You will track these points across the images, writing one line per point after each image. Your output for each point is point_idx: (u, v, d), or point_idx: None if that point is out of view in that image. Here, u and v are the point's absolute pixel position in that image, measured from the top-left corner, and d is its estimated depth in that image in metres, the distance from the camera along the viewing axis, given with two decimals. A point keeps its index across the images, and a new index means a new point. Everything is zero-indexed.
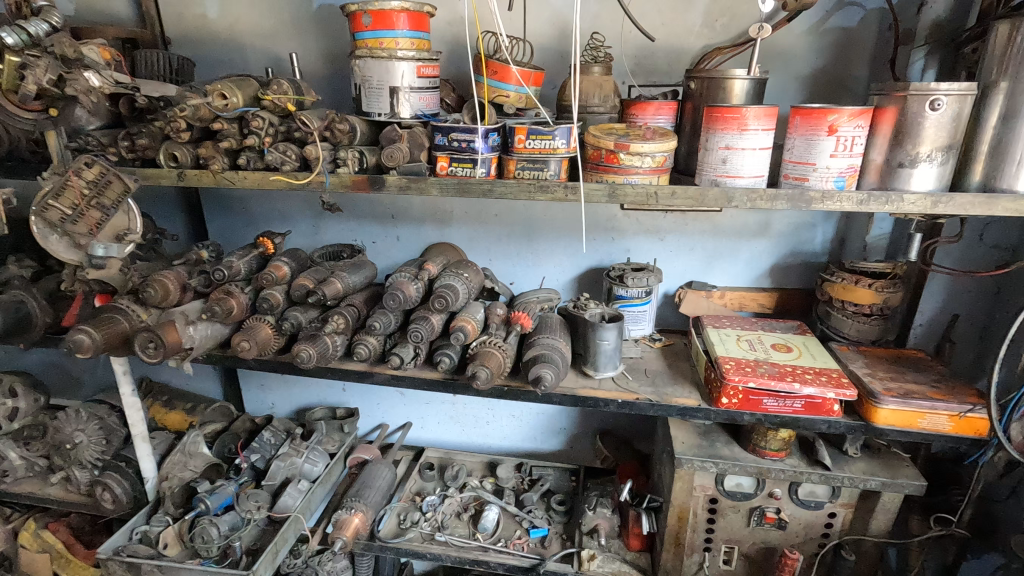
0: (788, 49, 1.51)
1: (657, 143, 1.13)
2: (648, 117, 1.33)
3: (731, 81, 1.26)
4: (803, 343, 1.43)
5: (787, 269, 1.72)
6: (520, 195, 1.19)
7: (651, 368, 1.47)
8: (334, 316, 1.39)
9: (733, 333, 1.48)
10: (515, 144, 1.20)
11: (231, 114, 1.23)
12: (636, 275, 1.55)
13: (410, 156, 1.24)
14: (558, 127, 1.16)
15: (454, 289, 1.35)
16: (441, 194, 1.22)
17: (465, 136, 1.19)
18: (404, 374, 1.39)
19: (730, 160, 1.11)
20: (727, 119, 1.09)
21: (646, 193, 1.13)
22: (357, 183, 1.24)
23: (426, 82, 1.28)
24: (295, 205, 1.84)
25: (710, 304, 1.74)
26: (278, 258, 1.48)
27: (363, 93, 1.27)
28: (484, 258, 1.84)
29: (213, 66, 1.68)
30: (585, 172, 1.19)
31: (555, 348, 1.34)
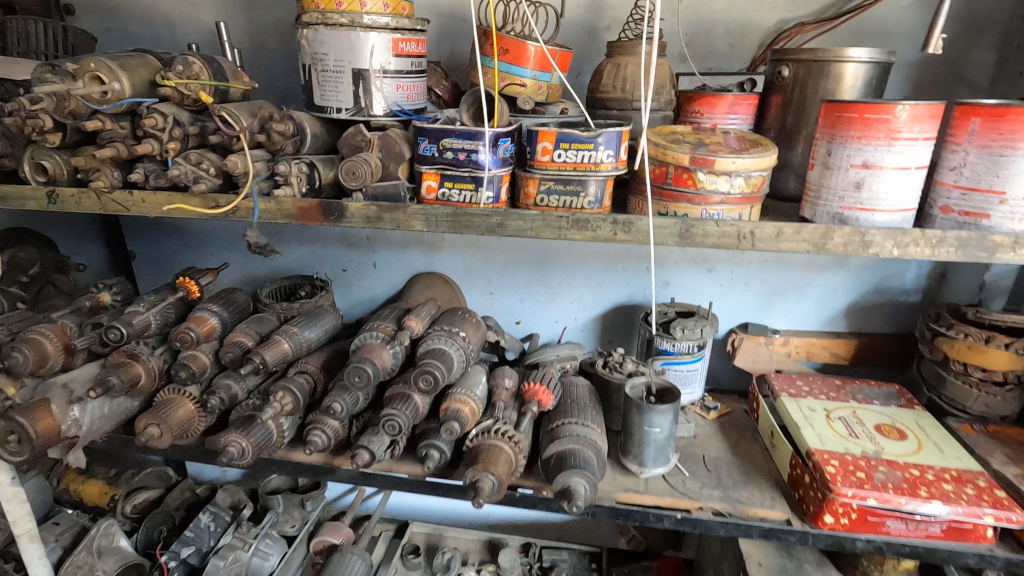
0: (890, 25, 1.12)
1: (753, 158, 0.75)
2: (718, 116, 0.96)
3: (842, 64, 0.88)
4: (916, 423, 1.07)
5: (869, 309, 1.34)
6: (544, 233, 0.80)
7: (711, 455, 1.09)
8: (278, 393, 0.99)
9: (819, 407, 1.11)
10: (537, 155, 0.81)
11: (114, 107, 0.82)
12: (686, 325, 1.18)
13: (383, 171, 0.86)
14: (602, 132, 0.78)
15: (446, 357, 0.95)
16: (428, 229, 0.83)
17: (464, 143, 0.80)
18: (376, 471, 1.00)
19: (867, 185, 0.73)
20: (867, 122, 0.71)
21: (739, 232, 0.75)
22: (304, 211, 0.85)
23: (406, 63, 0.89)
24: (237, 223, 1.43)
25: (772, 354, 1.34)
26: (204, 304, 1.08)
27: (314, 78, 0.87)
28: (483, 290, 1.45)
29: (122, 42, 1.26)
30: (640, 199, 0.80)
31: (588, 440, 0.96)
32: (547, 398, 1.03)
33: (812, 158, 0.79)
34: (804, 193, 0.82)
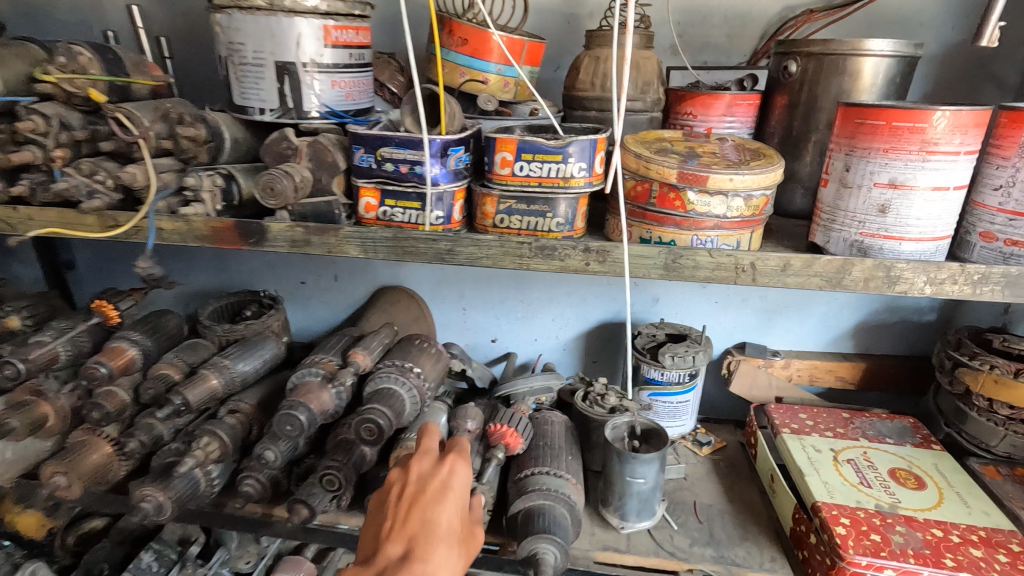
0: (909, 14, 0.98)
1: (754, 174, 0.62)
2: (713, 119, 0.83)
3: (860, 59, 0.75)
4: (935, 467, 0.94)
5: (878, 329, 1.22)
6: (504, 262, 0.67)
7: (703, 501, 0.97)
8: (203, 438, 0.86)
9: (825, 447, 0.98)
10: (495, 168, 0.68)
11: None
12: (676, 351, 1.04)
13: (314, 185, 0.72)
14: (572, 141, 0.64)
15: (393, 403, 0.81)
16: (365, 255, 0.70)
17: (406, 153, 0.66)
18: (320, 528, 0.87)
19: (895, 208, 0.60)
20: (895, 132, 0.58)
21: (736, 265, 0.62)
22: (219, 232, 0.71)
23: (344, 55, 0.74)
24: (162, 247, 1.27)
25: (770, 379, 1.21)
26: (125, 333, 0.95)
27: (233, 73, 0.73)
28: (455, 305, 1.32)
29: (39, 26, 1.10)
30: (619, 221, 0.67)
31: (561, 495, 0.83)
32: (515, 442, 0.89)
33: (826, 173, 0.66)
34: (814, 214, 0.68)
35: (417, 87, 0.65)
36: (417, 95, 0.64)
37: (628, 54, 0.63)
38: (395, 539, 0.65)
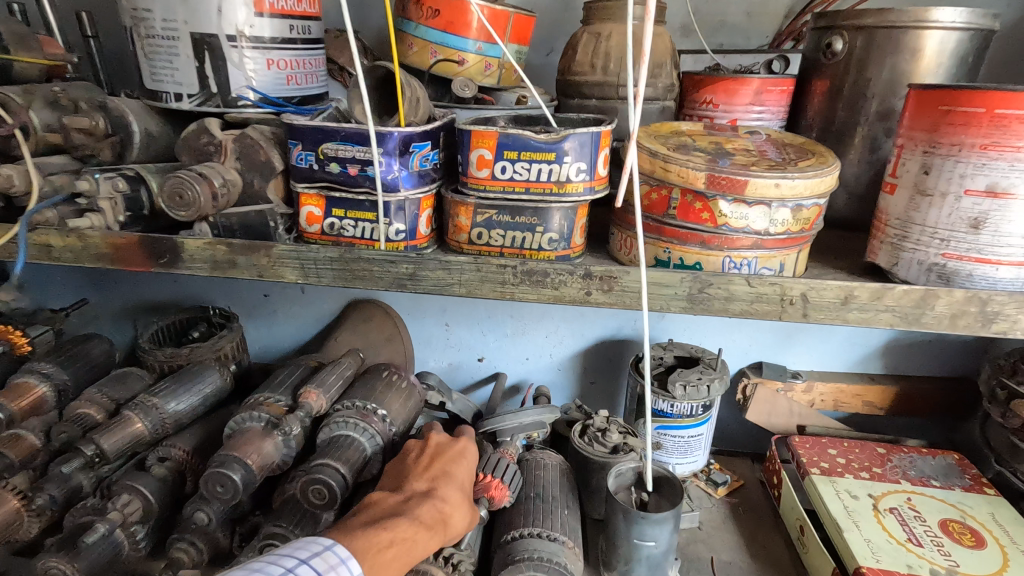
0: None
1: (807, 179, 0.47)
2: (738, 109, 0.68)
3: (922, 32, 0.60)
4: (992, 517, 0.81)
5: (912, 348, 1.08)
6: (481, 290, 0.53)
7: (722, 558, 0.83)
8: (124, 495, 0.71)
9: (863, 493, 0.85)
10: (471, 169, 0.53)
11: None
12: (688, 379, 0.90)
13: (243, 191, 0.57)
14: (568, 136, 0.50)
15: (349, 456, 0.67)
16: (308, 280, 0.55)
17: (356, 151, 0.52)
18: None
19: (991, 224, 0.46)
20: (998, 124, 0.43)
21: (784, 296, 0.47)
22: (122, 251, 0.56)
23: (281, 27, 0.59)
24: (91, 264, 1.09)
25: (791, 406, 1.07)
26: (36, 365, 0.79)
27: (140, 50, 0.58)
28: (437, 320, 1.17)
29: None
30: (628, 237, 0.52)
31: (557, 564, 0.69)
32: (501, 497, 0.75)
33: (891, 176, 0.52)
34: (873, 227, 0.54)
35: (358, 69, 0.47)
36: (360, 84, 0.47)
37: (646, 30, 0.42)
38: (419, 478, 0.66)
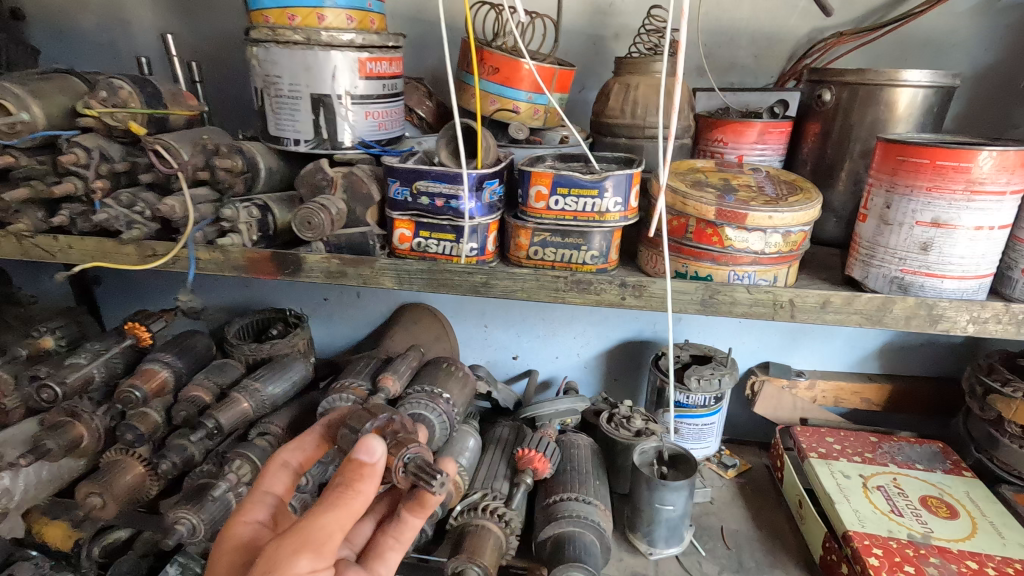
0: (940, 35, 0.96)
1: (794, 210, 0.61)
2: (744, 147, 0.82)
3: (895, 89, 0.74)
4: (967, 494, 0.93)
5: (904, 351, 1.20)
6: (539, 295, 0.68)
7: (731, 527, 0.97)
8: (235, 460, 0.87)
9: (854, 473, 0.97)
10: (529, 200, 0.68)
11: (28, 143, 0.69)
12: (702, 374, 1.04)
13: (349, 216, 0.72)
14: (609, 176, 0.64)
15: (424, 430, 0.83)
16: (401, 287, 0.70)
17: (442, 187, 0.67)
18: None
19: (936, 247, 0.59)
20: (939, 171, 0.57)
21: (775, 302, 0.62)
22: (256, 263, 0.72)
23: (376, 86, 0.75)
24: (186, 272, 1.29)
25: (795, 401, 1.20)
26: (157, 355, 0.96)
27: (269, 105, 0.74)
28: (477, 323, 1.33)
29: (72, 52, 1.13)
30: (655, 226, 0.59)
31: (591, 523, 0.83)
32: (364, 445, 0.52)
33: (864, 207, 0.65)
34: (850, 247, 0.68)
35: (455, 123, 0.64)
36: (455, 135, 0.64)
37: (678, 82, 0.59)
38: None
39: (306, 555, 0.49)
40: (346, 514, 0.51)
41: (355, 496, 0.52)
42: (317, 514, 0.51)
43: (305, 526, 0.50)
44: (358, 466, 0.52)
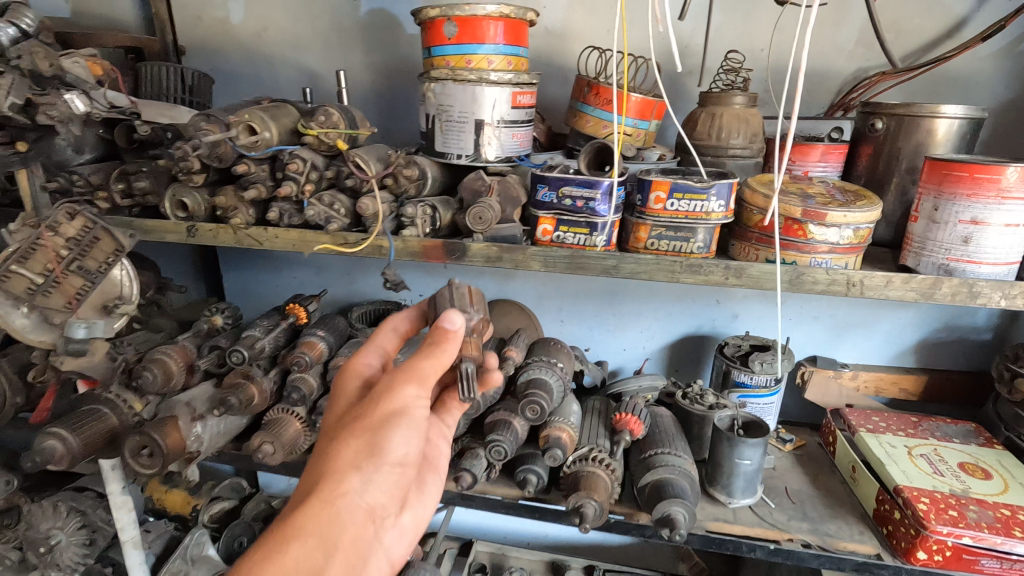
0: (968, 74, 1.16)
1: (863, 211, 0.80)
2: (809, 164, 1.01)
3: (937, 120, 0.93)
4: (999, 461, 1.09)
5: (938, 346, 1.37)
6: (657, 276, 0.86)
7: (793, 487, 1.13)
8: None
9: (900, 444, 1.14)
10: (649, 203, 0.87)
11: (263, 154, 0.90)
12: (764, 358, 1.21)
13: (501, 214, 0.92)
14: (716, 184, 0.83)
15: (547, 392, 1.01)
16: (545, 270, 0.89)
17: (584, 192, 0.86)
18: (474, 493, 1.07)
19: (974, 240, 0.77)
20: (978, 181, 0.76)
21: (850, 282, 0.79)
22: (428, 250, 0.91)
23: (521, 114, 0.95)
24: (308, 266, 1.50)
25: (841, 389, 1.37)
26: (312, 331, 1.17)
27: (439, 127, 0.94)
28: (555, 318, 1.51)
29: (236, 83, 1.40)
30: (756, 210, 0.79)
31: (683, 470, 1.00)
32: (450, 314, 0.71)
33: (915, 211, 0.84)
34: (904, 242, 0.86)
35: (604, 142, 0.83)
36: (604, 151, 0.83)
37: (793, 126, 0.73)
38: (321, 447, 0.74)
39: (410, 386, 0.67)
40: (440, 362, 0.68)
41: (446, 349, 0.68)
42: (417, 359, 0.68)
43: (407, 366, 0.67)
44: (445, 326, 0.70)
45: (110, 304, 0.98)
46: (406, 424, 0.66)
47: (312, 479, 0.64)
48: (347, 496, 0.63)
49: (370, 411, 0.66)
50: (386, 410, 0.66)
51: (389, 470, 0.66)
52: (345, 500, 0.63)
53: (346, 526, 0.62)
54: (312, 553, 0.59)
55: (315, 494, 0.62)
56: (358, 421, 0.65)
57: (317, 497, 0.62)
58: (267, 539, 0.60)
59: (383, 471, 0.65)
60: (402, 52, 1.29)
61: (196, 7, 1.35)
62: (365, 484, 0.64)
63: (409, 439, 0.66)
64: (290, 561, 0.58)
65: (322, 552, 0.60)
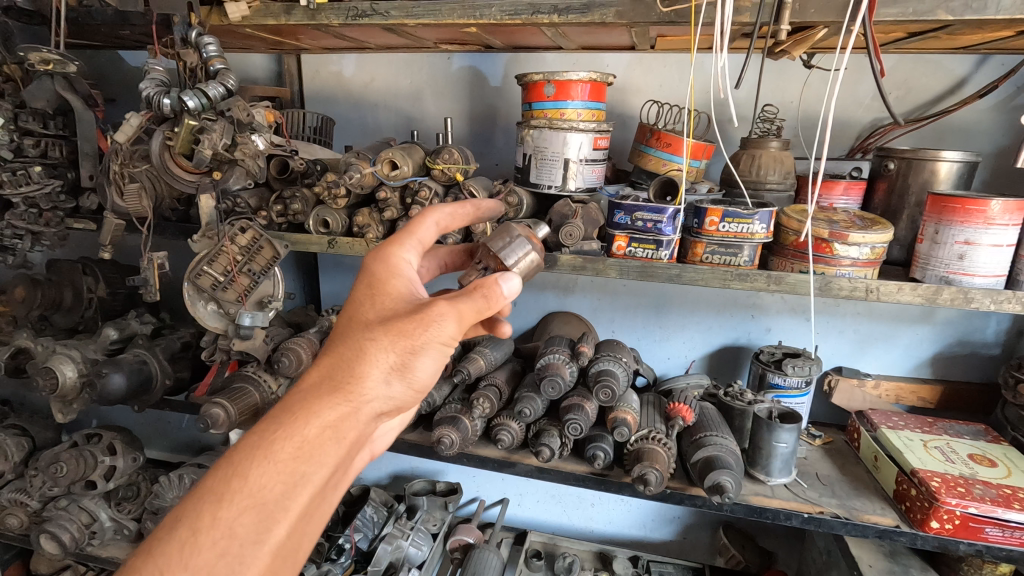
0: (969, 125, 1.38)
1: (877, 233, 1.01)
2: (834, 197, 1.23)
3: (938, 163, 1.14)
4: (1004, 454, 1.25)
5: (951, 359, 1.55)
6: (711, 283, 1.08)
7: (823, 472, 1.31)
8: (478, 399, 1.28)
9: (917, 438, 1.31)
10: (705, 226, 1.09)
11: (398, 183, 1.16)
12: (796, 362, 1.39)
13: (584, 233, 1.15)
14: (760, 211, 1.05)
15: (614, 381, 1.21)
16: (620, 277, 1.12)
17: (653, 216, 1.09)
18: (550, 467, 1.26)
19: (968, 257, 0.98)
20: (969, 211, 0.97)
21: (869, 290, 1.00)
22: None
23: (600, 154, 1.19)
24: None
25: (865, 396, 1.55)
26: None
27: (534, 164, 1.19)
28: (607, 328, 1.73)
29: (345, 125, 1.68)
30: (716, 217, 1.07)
31: (729, 449, 1.19)
32: (506, 278, 0.78)
33: (920, 235, 1.05)
34: (912, 261, 1.07)
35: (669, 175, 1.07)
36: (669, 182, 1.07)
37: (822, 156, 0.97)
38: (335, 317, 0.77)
39: (454, 322, 0.71)
40: (481, 313, 0.75)
41: (490, 306, 0.75)
42: (470, 304, 0.73)
43: (459, 304, 0.72)
44: (499, 288, 0.76)
45: (265, 301, 1.22)
46: (436, 352, 0.72)
47: (339, 375, 0.69)
48: (369, 401, 0.70)
49: (413, 332, 0.70)
50: (427, 335, 0.70)
51: (406, 384, 0.73)
52: (365, 403, 0.69)
53: (360, 424, 0.69)
54: (325, 440, 0.66)
55: (340, 391, 0.68)
56: (401, 337, 0.70)
57: (342, 394, 0.68)
58: (287, 418, 0.66)
59: (404, 384, 0.72)
60: (485, 102, 1.56)
61: (318, 63, 1.64)
62: (385, 391, 0.70)
63: (433, 365, 0.73)
64: (308, 441, 0.65)
65: (336, 443, 0.67)
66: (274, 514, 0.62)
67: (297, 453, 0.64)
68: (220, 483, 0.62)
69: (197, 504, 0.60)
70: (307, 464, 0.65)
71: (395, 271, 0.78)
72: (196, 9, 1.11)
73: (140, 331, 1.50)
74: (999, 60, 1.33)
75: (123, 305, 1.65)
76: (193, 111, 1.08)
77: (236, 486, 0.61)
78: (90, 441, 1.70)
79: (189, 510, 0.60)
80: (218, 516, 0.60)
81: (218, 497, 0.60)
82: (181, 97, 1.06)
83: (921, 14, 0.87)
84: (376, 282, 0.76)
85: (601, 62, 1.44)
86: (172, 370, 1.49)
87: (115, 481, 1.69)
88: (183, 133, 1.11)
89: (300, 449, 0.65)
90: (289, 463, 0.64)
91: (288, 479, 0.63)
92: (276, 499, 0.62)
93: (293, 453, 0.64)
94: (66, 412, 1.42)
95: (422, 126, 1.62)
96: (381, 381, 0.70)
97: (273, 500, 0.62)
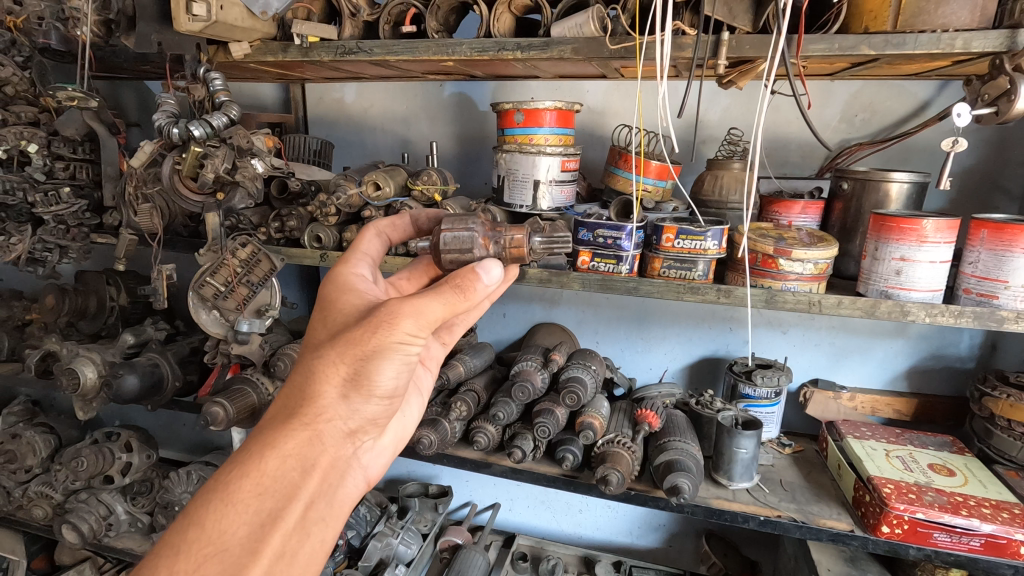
0: (934, 144, 1.43)
1: (821, 250, 1.08)
2: (793, 215, 1.30)
3: (890, 184, 1.20)
4: (965, 465, 1.29)
5: (926, 372, 1.58)
6: (666, 295, 1.16)
7: (787, 479, 1.36)
8: (457, 403, 1.37)
9: (880, 447, 1.35)
10: (662, 242, 1.17)
11: (381, 202, 1.29)
12: (765, 373, 1.45)
13: None
14: (711, 229, 1.12)
15: (580, 387, 1.29)
16: (583, 289, 1.20)
17: (612, 233, 1.17)
18: (523, 468, 1.34)
19: (905, 272, 1.04)
20: (903, 230, 1.04)
21: (810, 302, 1.07)
22: None
23: (569, 175, 1.28)
24: None
25: (839, 407, 1.59)
26: None
27: (507, 184, 1.29)
28: (591, 338, 1.81)
29: (345, 147, 1.81)
30: (667, 235, 1.16)
31: (689, 453, 1.25)
32: (486, 268, 0.75)
33: (865, 252, 1.11)
34: (859, 277, 1.13)
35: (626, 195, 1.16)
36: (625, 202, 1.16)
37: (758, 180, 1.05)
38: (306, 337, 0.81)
39: (413, 319, 0.70)
40: (453, 307, 0.74)
41: (465, 300, 0.74)
42: (428, 301, 0.71)
43: (419, 302, 0.71)
44: (475, 278, 0.74)
45: (263, 309, 1.34)
46: (395, 357, 0.72)
47: (297, 398, 0.72)
48: (330, 421, 0.72)
49: (365, 339, 0.70)
50: (382, 341, 0.70)
51: (371, 395, 0.74)
52: (324, 423, 0.72)
53: (325, 447, 0.72)
54: (288, 470, 0.69)
55: (297, 417, 0.71)
56: (349, 348, 0.70)
57: (298, 420, 0.71)
58: (247, 455, 0.70)
59: (366, 399, 0.74)
60: (472, 125, 1.67)
61: (321, 91, 1.77)
62: (345, 408, 0.73)
63: (394, 371, 0.73)
64: (266, 477, 0.68)
65: (299, 471, 0.70)
66: (239, 556, 0.65)
67: (255, 489, 0.67)
68: (179, 534, 0.64)
69: (157, 559, 0.63)
70: (270, 499, 0.68)
71: (347, 287, 0.82)
72: (204, 49, 1.25)
73: (154, 337, 1.63)
74: (960, 84, 1.38)
75: (141, 312, 1.79)
76: (199, 139, 1.22)
77: (194, 535, 0.64)
78: (109, 439, 1.83)
79: (153, 563, 0.63)
80: (176, 567, 0.62)
81: (175, 551, 0.63)
82: (188, 127, 1.20)
83: (844, 50, 0.95)
84: (331, 304, 0.80)
85: (581, 89, 1.53)
86: (181, 373, 1.62)
87: (130, 476, 1.82)
88: (188, 158, 1.23)
89: (261, 484, 0.68)
90: (251, 502, 0.67)
91: (251, 518, 0.67)
92: (238, 542, 0.65)
93: (252, 492, 0.67)
94: (86, 409, 1.54)
95: (414, 148, 1.74)
96: (338, 399, 0.72)
97: (237, 543, 0.65)
